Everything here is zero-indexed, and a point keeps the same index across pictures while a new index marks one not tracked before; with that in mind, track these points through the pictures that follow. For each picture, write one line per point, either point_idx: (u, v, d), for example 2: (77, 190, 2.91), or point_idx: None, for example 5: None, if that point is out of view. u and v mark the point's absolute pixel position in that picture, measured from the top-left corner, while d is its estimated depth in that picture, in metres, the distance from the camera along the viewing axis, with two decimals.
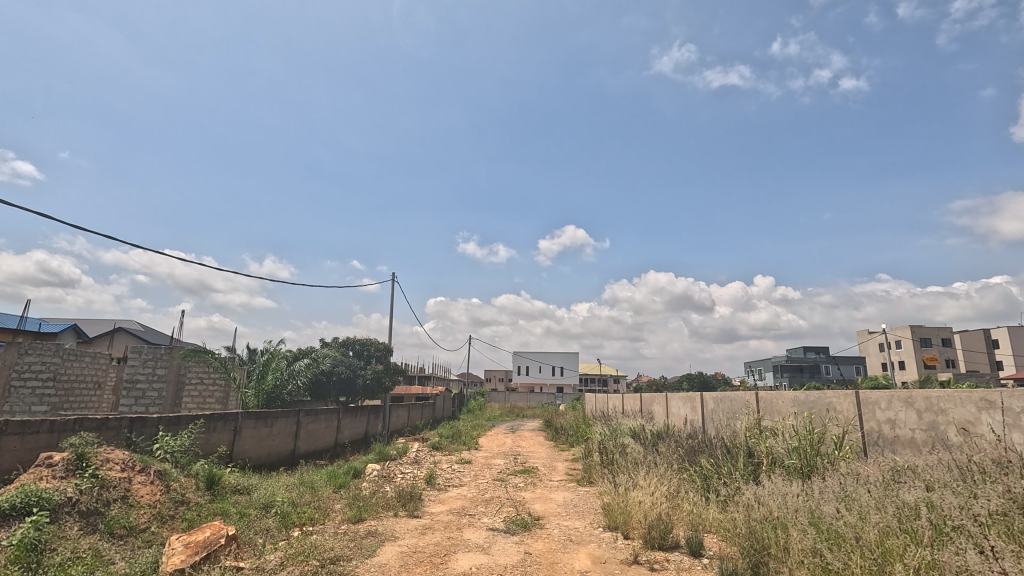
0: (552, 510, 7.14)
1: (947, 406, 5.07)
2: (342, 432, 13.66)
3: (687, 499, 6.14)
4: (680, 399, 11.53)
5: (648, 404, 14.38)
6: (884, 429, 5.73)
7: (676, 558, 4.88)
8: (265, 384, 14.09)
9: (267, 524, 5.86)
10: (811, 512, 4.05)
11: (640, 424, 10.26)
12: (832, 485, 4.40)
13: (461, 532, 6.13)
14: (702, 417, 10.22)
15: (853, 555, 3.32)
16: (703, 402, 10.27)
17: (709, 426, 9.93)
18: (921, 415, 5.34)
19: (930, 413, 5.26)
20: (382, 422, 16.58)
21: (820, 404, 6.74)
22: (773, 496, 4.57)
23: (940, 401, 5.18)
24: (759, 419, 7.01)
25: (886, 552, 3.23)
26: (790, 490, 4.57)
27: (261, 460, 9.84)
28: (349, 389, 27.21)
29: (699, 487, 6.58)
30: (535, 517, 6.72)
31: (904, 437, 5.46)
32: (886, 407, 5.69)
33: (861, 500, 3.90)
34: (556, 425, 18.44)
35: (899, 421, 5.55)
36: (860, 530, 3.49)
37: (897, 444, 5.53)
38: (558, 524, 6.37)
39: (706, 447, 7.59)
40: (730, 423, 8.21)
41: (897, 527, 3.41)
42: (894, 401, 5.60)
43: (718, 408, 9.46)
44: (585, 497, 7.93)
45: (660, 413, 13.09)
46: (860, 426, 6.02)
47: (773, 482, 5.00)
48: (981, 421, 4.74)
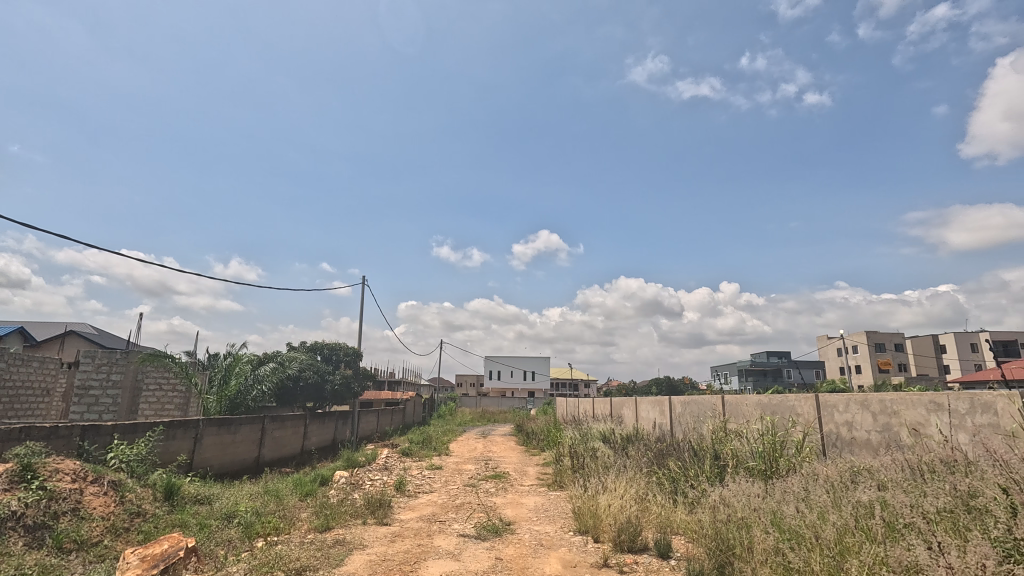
0: (522, 515, 7.13)
1: (900, 409, 5.31)
2: (309, 438, 13.30)
3: (656, 501, 6.24)
4: (649, 403, 11.73)
5: (618, 408, 14.56)
6: (841, 431, 5.97)
7: (645, 561, 4.95)
8: (227, 390, 13.74)
9: (229, 535, 5.66)
10: (773, 514, 4.19)
11: (610, 428, 10.41)
12: (793, 485, 4.56)
13: (431, 539, 6.06)
14: (670, 421, 10.41)
15: (813, 553, 3.44)
16: (671, 405, 10.47)
17: (676, 429, 10.13)
18: (875, 418, 5.56)
19: (884, 415, 5.48)
20: (350, 429, 16.24)
21: (782, 408, 6.96)
22: (737, 497, 4.71)
23: (893, 404, 5.42)
24: (724, 422, 7.20)
25: (843, 549, 3.35)
26: (754, 491, 4.72)
27: (223, 468, 9.50)
28: (316, 395, 26.65)
29: (667, 490, 6.69)
30: (506, 522, 6.69)
31: (860, 438, 5.69)
32: (843, 410, 5.93)
33: (819, 500, 4.05)
34: (527, 430, 18.47)
35: (855, 423, 5.78)
36: (819, 530, 3.63)
37: (854, 446, 5.76)
38: (529, 529, 6.37)
39: (674, 450, 7.73)
40: (697, 426, 8.39)
41: (853, 526, 3.54)
42: (851, 405, 5.84)
43: (686, 411, 9.67)
44: (556, 502, 7.95)
45: (629, 417, 13.28)
46: (819, 428, 6.25)
47: (738, 483, 5.15)
48: (930, 422, 4.99)
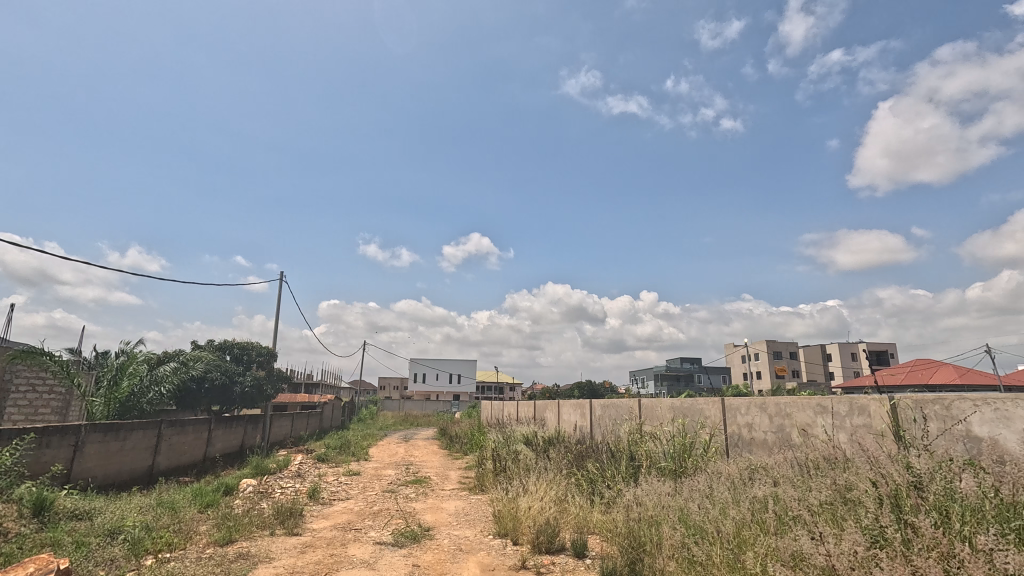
0: (442, 520, 7.03)
1: (792, 411, 5.82)
2: (213, 445, 12.32)
3: (574, 502, 6.40)
4: (571, 406, 12.04)
5: (541, 411, 14.80)
6: (743, 432, 6.45)
7: (561, 561, 5.05)
8: (117, 392, 12.40)
9: (111, 553, 5.08)
10: (681, 511, 4.44)
11: (533, 430, 10.56)
12: (699, 483, 4.86)
13: (346, 548, 5.81)
14: (590, 423, 10.75)
15: (714, 547, 3.68)
16: (592, 408, 10.82)
17: (596, 431, 10.47)
18: (772, 419, 6.06)
19: (779, 417, 5.98)
20: (261, 434, 15.25)
21: (692, 411, 7.41)
22: (650, 496, 4.95)
23: (787, 407, 5.93)
24: (640, 424, 7.54)
25: (740, 542, 3.62)
26: (665, 490, 4.97)
27: (109, 479, 8.54)
28: (223, 397, 24.78)
29: (585, 491, 6.89)
30: (424, 528, 6.57)
31: (759, 438, 6.18)
32: (745, 412, 6.42)
33: (721, 497, 4.34)
34: (450, 434, 18.30)
35: (754, 424, 6.28)
36: (720, 524, 3.89)
37: (753, 445, 6.25)
38: (448, 534, 6.29)
39: (593, 452, 7.98)
40: (615, 429, 8.72)
41: (749, 520, 3.83)
42: (751, 407, 6.34)
43: (605, 414, 10.03)
44: (477, 506, 7.92)
45: (551, 420, 13.55)
46: (724, 429, 6.73)
47: (650, 483, 5.40)
48: (817, 423, 5.51)
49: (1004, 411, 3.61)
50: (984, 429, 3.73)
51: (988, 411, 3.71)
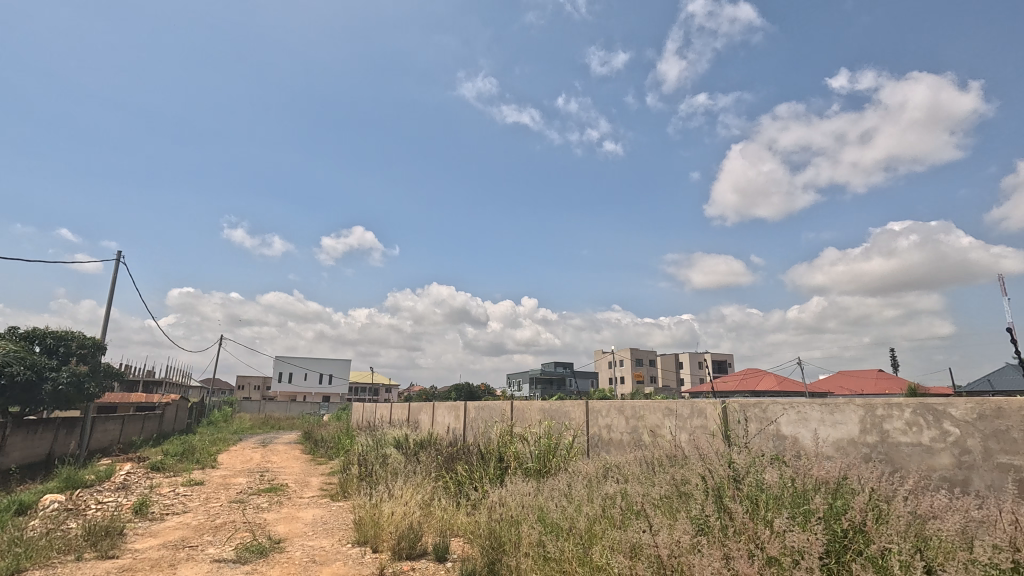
0: (296, 531, 6.53)
1: (644, 413, 6.35)
2: (7, 454, 10.17)
3: (440, 505, 6.35)
4: (445, 408, 11.99)
5: (414, 413, 14.55)
6: (602, 433, 6.93)
7: (422, 566, 4.96)
8: None
9: None
10: (540, 509, 4.61)
11: (404, 433, 10.32)
12: (559, 483, 5.09)
13: (175, 569, 5.12)
14: (463, 426, 10.79)
15: (567, 543, 3.87)
16: (465, 410, 10.88)
17: (468, 433, 10.55)
18: (627, 421, 6.57)
19: (633, 419, 6.50)
20: (78, 440, 12.96)
21: (559, 413, 7.79)
22: (513, 497, 5.08)
23: (640, 410, 6.46)
24: (510, 426, 7.74)
25: (591, 536, 3.84)
26: (527, 490, 5.14)
27: None
28: (29, 397, 20.65)
29: (451, 493, 6.87)
30: (274, 540, 6.05)
31: (616, 439, 6.68)
32: (605, 415, 6.90)
33: (577, 496, 4.59)
34: (316, 437, 17.19)
35: (612, 426, 6.77)
36: (574, 521, 4.10)
37: (610, 445, 6.74)
38: (301, 546, 5.86)
39: (463, 454, 8.01)
40: (486, 431, 8.85)
41: (600, 515, 4.09)
42: (611, 410, 6.83)
43: (478, 416, 10.16)
44: (338, 513, 7.51)
45: (425, 422, 13.38)
46: (586, 430, 7.17)
47: (514, 484, 5.55)
48: (664, 425, 6.07)
49: (804, 413, 4.28)
50: (789, 429, 4.39)
51: (793, 413, 4.37)
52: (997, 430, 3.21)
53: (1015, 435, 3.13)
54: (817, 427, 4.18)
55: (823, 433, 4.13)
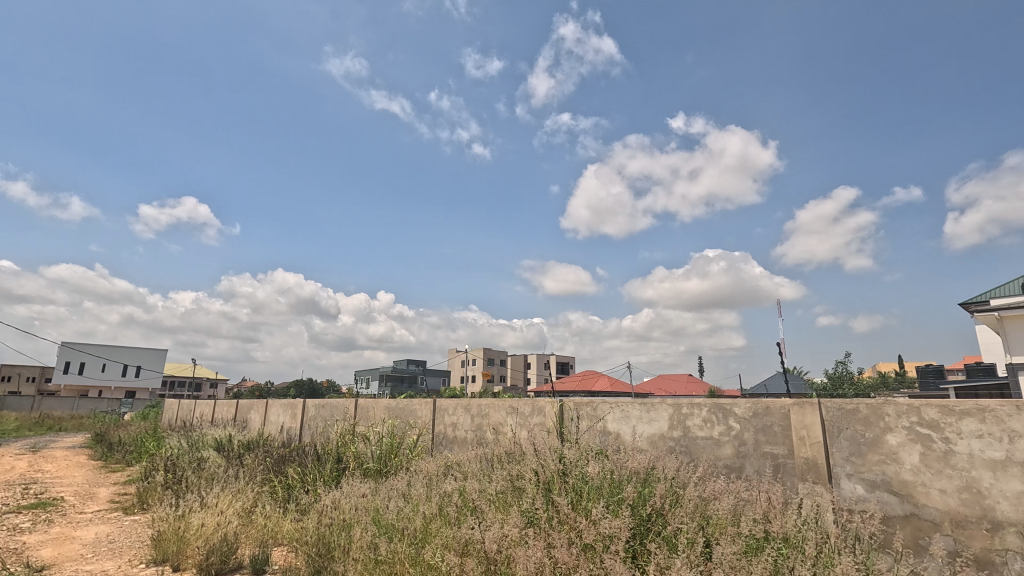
0: (70, 554, 5.38)
1: (489, 411, 6.47)
2: None
3: (263, 513, 5.76)
4: (280, 406, 10.98)
5: (243, 412, 13.09)
6: (447, 431, 6.94)
7: None
8: None
9: None
10: (375, 511, 4.44)
11: (228, 433, 9.21)
12: (398, 483, 4.97)
13: None
14: (300, 425, 9.98)
15: (400, 544, 3.78)
16: (304, 408, 10.09)
17: (305, 433, 9.80)
18: (473, 419, 6.66)
19: (479, 417, 6.59)
20: None
21: (405, 411, 7.64)
22: (347, 499, 4.83)
23: (486, 408, 6.57)
24: (352, 425, 7.36)
25: (424, 536, 3.80)
26: (363, 493, 4.92)
27: None
28: None
29: (278, 499, 6.27)
30: (35, 567, 4.90)
31: (460, 436, 6.74)
32: (451, 413, 6.92)
33: (415, 495, 4.52)
34: (111, 440, 14.48)
35: (458, 424, 6.82)
36: (409, 521, 4.03)
37: (454, 443, 6.79)
38: (74, 572, 4.83)
39: (296, 455, 7.39)
40: (325, 430, 8.30)
41: (436, 514, 4.07)
42: (458, 408, 6.87)
43: (318, 415, 9.50)
44: (131, 529, 6.37)
45: (255, 421, 12.10)
46: (431, 428, 7.13)
47: (350, 485, 5.27)
48: (507, 422, 6.24)
49: (626, 411, 4.77)
50: (614, 425, 4.85)
51: (617, 411, 4.84)
52: (766, 425, 3.89)
53: (777, 429, 3.84)
54: (636, 424, 4.68)
55: (640, 429, 4.64)
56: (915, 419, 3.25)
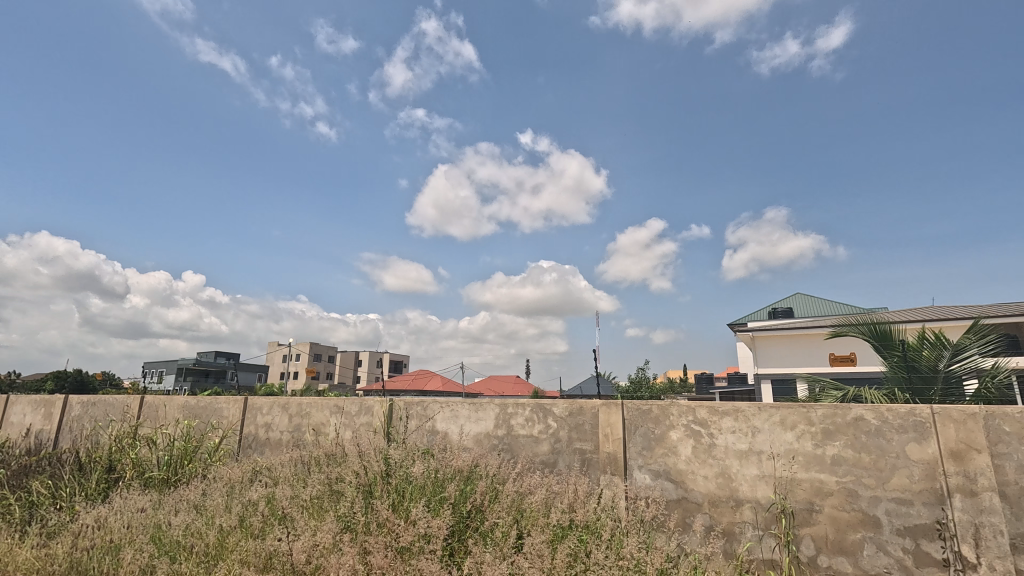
0: None
1: (310, 411, 5.92)
2: None
3: None
4: (27, 404, 8.69)
5: None
6: (258, 432, 6.23)
7: None
8: None
9: None
10: (155, 528, 3.76)
11: None
12: (190, 494, 4.29)
13: None
14: (57, 427, 8.03)
15: (185, 564, 3.25)
16: (65, 407, 8.14)
17: (63, 438, 7.90)
18: (291, 419, 6.05)
19: (298, 416, 6.01)
20: None
21: (208, 411, 6.66)
22: (117, 516, 4.01)
23: (307, 407, 6.00)
24: (134, 427, 6.16)
25: (218, 552, 3.34)
26: (142, 507, 4.13)
27: None
28: None
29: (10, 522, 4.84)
30: None
31: (273, 439, 6.10)
32: (265, 412, 6.23)
33: (210, 507, 3.94)
34: None
35: (272, 424, 6.17)
36: (200, 537, 3.50)
37: (266, 446, 6.12)
38: None
39: (47, 465, 5.90)
40: (94, 433, 6.81)
41: (235, 526, 3.60)
42: (274, 407, 6.21)
43: (85, 415, 7.75)
44: None
45: None
46: (239, 430, 6.33)
47: (125, 498, 4.40)
48: (330, 423, 5.77)
49: (455, 411, 4.84)
50: (442, 424, 4.88)
51: (447, 410, 4.88)
52: (578, 424, 4.29)
53: (587, 427, 4.26)
54: (463, 423, 4.77)
55: (467, 428, 4.75)
56: (691, 418, 3.90)
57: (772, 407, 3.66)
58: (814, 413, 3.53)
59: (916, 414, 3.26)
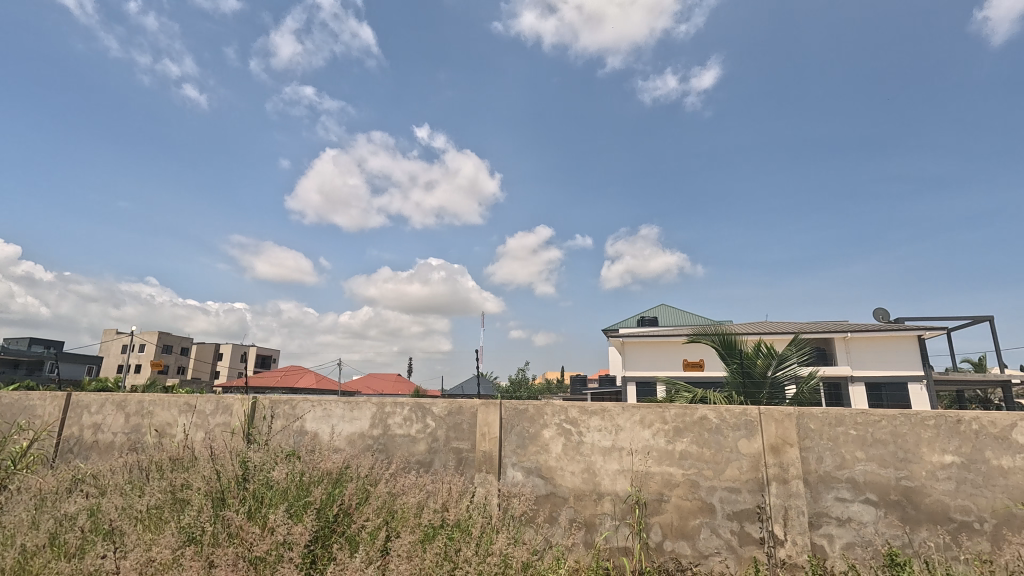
0: None
1: (153, 410, 5.20)
2: None
3: None
4: None
5: None
6: (84, 435, 5.34)
7: None
8: None
9: None
10: None
11: None
12: None
13: None
14: None
15: None
16: None
17: None
18: (128, 418, 5.27)
19: (137, 416, 5.25)
20: None
21: (15, 409, 5.54)
22: None
23: (149, 405, 5.27)
24: None
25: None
26: None
27: None
28: None
29: None
30: None
31: (103, 441, 5.26)
32: (94, 411, 5.36)
33: (8, 524, 3.27)
34: None
35: (103, 425, 5.32)
36: None
37: (93, 450, 5.26)
38: None
39: None
40: None
41: (42, 545, 3.02)
42: (106, 405, 5.36)
43: None
44: None
45: None
46: (57, 432, 5.36)
47: None
48: (177, 423, 5.13)
49: (328, 410, 4.59)
50: (312, 425, 4.59)
51: (318, 410, 4.60)
52: (456, 423, 4.30)
53: (465, 426, 4.29)
54: (335, 423, 4.54)
55: (340, 428, 4.52)
56: (563, 417, 4.12)
57: (634, 407, 4.00)
58: (668, 412, 3.92)
59: (747, 414, 3.79)
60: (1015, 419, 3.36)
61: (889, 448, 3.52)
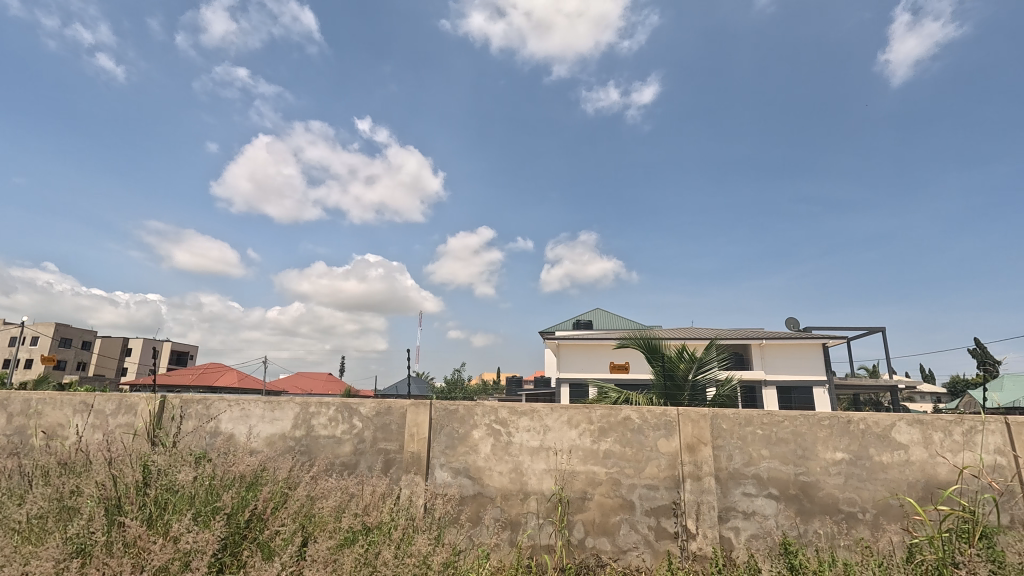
0: None
1: (41, 409, 4.70)
2: None
3: None
4: None
5: None
6: None
7: None
8: None
9: None
10: None
11: None
12: None
13: None
14: None
15: None
16: None
17: None
18: (11, 419, 4.73)
19: (22, 417, 4.72)
20: None
21: None
22: None
23: (37, 404, 4.75)
24: None
25: None
26: None
27: None
28: None
29: None
30: None
31: None
32: None
33: None
34: None
35: None
36: None
37: None
38: None
39: None
40: None
41: None
42: None
43: None
44: None
45: None
46: None
47: None
48: (71, 424, 4.66)
49: (246, 410, 4.34)
50: (227, 425, 4.33)
51: (235, 410, 4.35)
52: (384, 424, 4.21)
53: (393, 427, 4.21)
54: (254, 423, 4.30)
55: (259, 429, 4.30)
56: (493, 417, 4.14)
57: (562, 408, 4.10)
58: (594, 413, 4.05)
59: (667, 414, 3.98)
60: (895, 419, 3.76)
61: (791, 446, 3.82)
